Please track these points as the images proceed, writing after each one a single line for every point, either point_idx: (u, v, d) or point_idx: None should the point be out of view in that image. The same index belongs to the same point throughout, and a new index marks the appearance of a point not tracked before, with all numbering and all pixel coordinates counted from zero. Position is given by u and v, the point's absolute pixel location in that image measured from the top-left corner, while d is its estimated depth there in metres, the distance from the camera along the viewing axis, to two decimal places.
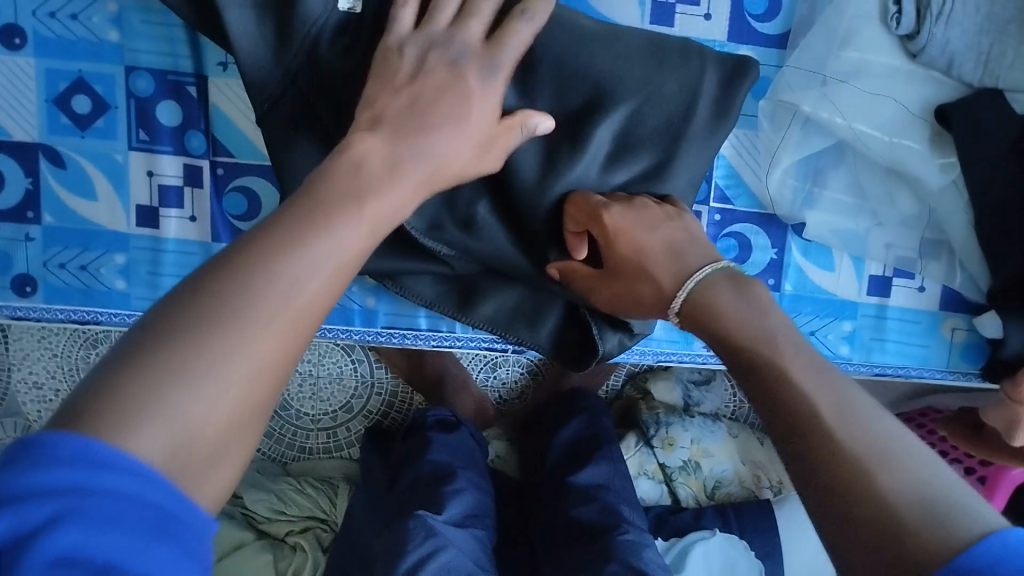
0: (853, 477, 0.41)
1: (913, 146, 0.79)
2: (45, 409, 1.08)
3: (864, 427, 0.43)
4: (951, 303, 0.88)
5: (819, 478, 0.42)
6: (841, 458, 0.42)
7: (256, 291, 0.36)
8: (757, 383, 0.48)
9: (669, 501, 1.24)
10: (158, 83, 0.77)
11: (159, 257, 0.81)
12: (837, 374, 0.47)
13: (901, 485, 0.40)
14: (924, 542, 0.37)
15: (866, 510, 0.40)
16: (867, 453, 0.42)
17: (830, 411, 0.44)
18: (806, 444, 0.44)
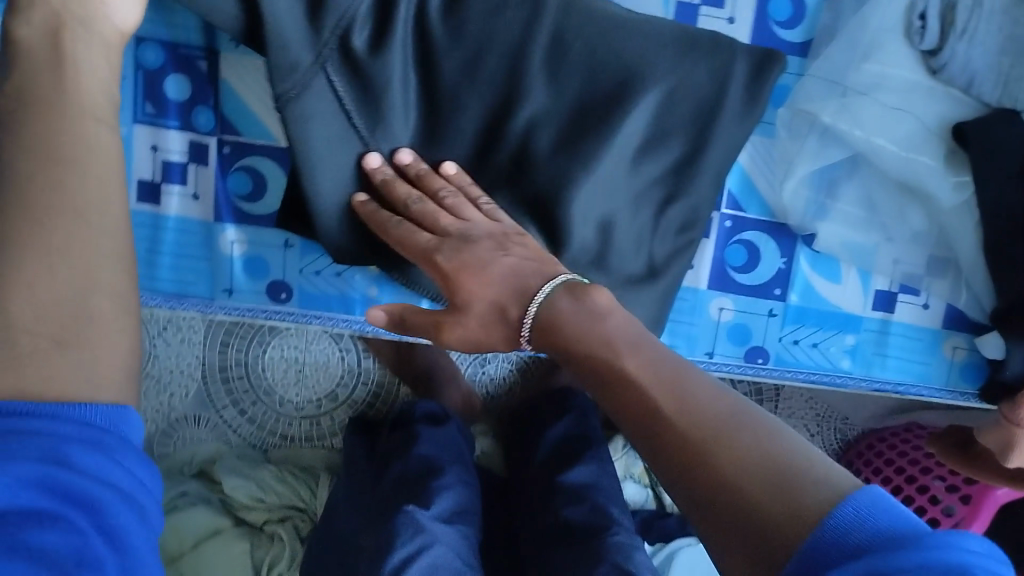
0: (704, 468, 0.46)
1: (928, 162, 0.78)
2: None
3: (701, 413, 0.48)
4: (954, 321, 0.88)
5: (677, 466, 0.47)
6: (690, 448, 0.47)
7: (15, 264, 0.40)
8: (606, 383, 0.55)
9: (654, 505, 1.22)
10: (167, 55, 0.74)
11: (157, 236, 0.79)
12: (672, 364, 0.53)
13: (745, 473, 0.45)
14: (777, 520, 0.42)
15: (727, 504, 0.44)
16: (713, 452, 0.46)
17: (662, 415, 0.49)
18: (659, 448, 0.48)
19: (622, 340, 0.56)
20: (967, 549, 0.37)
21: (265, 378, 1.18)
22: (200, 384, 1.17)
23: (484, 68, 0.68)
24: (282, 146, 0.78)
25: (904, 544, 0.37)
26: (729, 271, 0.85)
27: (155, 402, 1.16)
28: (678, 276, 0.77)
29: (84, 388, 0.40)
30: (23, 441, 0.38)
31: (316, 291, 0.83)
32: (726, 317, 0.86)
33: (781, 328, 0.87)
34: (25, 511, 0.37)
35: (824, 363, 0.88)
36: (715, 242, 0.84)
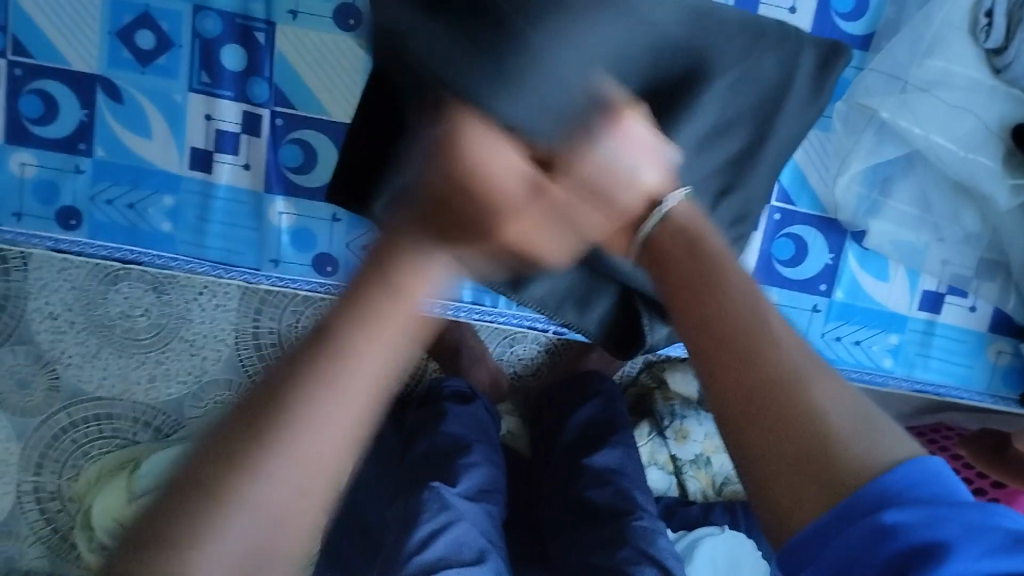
0: (780, 390, 0.35)
1: (987, 163, 0.77)
2: (58, 341, 1.06)
3: (788, 334, 0.38)
4: (1000, 325, 0.87)
5: (744, 389, 0.36)
6: (769, 366, 0.36)
7: (280, 433, 0.31)
8: (671, 288, 0.42)
9: (677, 493, 1.23)
10: (226, 26, 0.75)
11: (207, 203, 0.80)
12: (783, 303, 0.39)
13: (828, 410, 0.35)
14: (853, 464, 0.34)
15: (791, 431, 0.35)
16: (797, 373, 0.36)
17: (758, 319, 0.38)
18: (729, 346, 0.37)
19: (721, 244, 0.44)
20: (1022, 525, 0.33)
21: (295, 348, 1.15)
22: (232, 351, 1.13)
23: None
24: (337, 120, 0.78)
25: (959, 505, 0.33)
26: (776, 264, 0.84)
27: (184, 365, 1.11)
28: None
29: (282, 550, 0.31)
30: None
31: (361, 266, 0.83)
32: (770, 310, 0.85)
33: (824, 324, 0.86)
34: None
35: (865, 361, 0.87)
36: (763, 234, 0.83)
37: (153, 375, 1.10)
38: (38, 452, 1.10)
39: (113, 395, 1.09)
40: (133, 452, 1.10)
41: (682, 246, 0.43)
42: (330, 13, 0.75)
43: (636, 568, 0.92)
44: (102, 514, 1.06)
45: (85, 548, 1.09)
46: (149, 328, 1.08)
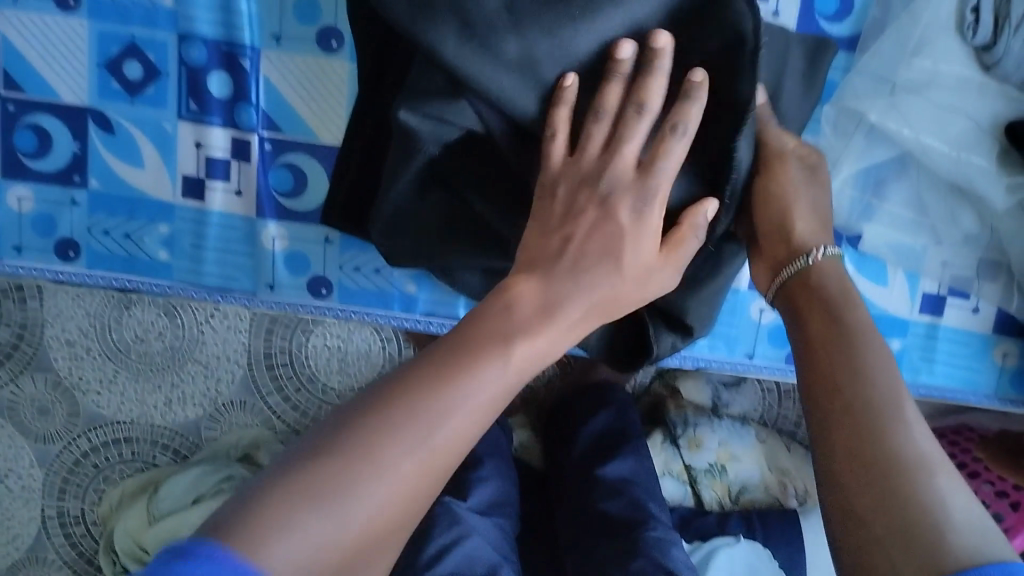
0: (886, 472, 0.48)
1: (980, 163, 0.76)
2: (75, 366, 1.14)
3: (897, 436, 0.49)
4: (1004, 326, 0.85)
5: (849, 462, 0.50)
6: (881, 452, 0.49)
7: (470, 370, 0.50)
8: (821, 391, 0.53)
9: (692, 502, 1.19)
10: (212, 53, 0.76)
11: (202, 231, 0.81)
12: (897, 401, 0.51)
13: (942, 498, 0.47)
14: (954, 555, 0.44)
15: (900, 508, 0.47)
16: (922, 463, 0.48)
17: (892, 402, 0.51)
18: (860, 427, 0.50)
19: (893, 367, 0.53)
20: None
21: (308, 366, 1.16)
22: (245, 371, 1.16)
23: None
24: (324, 143, 0.78)
25: None
26: None
27: (198, 387, 1.16)
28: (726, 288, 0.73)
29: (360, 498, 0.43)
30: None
31: (355, 286, 0.84)
32: (767, 318, 0.85)
33: None
34: None
35: None
36: None
37: (169, 398, 1.16)
38: (65, 475, 1.18)
39: (132, 419, 1.17)
40: (156, 472, 1.17)
41: (824, 312, 0.58)
42: (314, 36, 0.75)
43: None
44: (124, 535, 1.10)
45: (109, 566, 1.12)
46: (163, 352, 1.14)
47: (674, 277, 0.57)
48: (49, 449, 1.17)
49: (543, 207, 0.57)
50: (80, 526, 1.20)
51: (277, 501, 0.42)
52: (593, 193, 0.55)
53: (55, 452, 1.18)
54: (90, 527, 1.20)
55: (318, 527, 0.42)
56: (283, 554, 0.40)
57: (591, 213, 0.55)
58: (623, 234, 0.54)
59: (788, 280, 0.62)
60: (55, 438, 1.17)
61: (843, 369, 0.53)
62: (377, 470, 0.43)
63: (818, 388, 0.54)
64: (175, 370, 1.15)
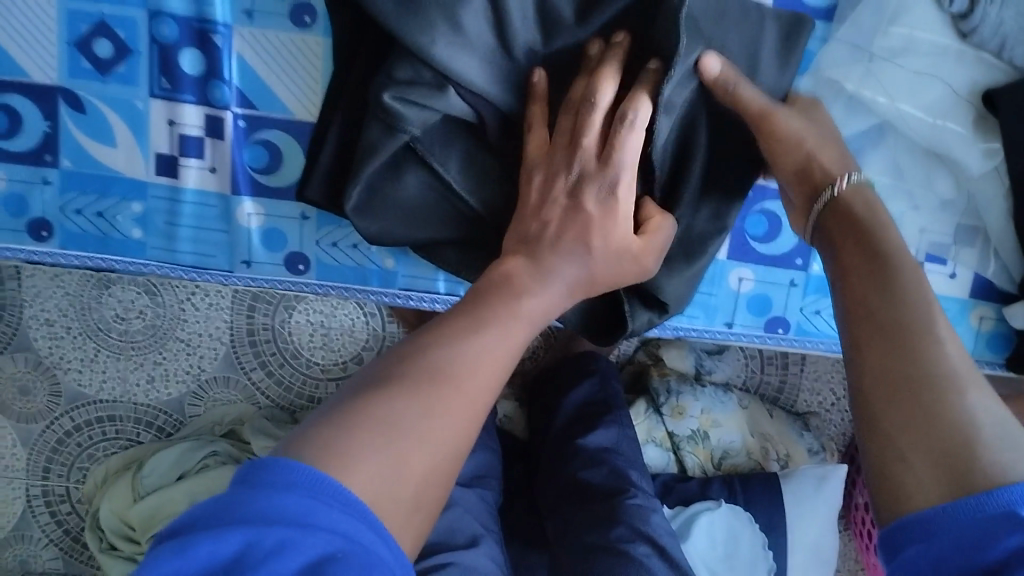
0: (924, 388, 0.50)
1: (956, 129, 0.76)
2: (57, 346, 1.13)
3: (926, 358, 0.52)
4: (981, 290, 0.86)
5: (881, 380, 0.52)
6: (915, 369, 0.51)
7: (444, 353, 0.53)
8: (861, 324, 0.56)
9: (675, 469, 1.20)
10: (183, 29, 0.74)
11: (177, 209, 0.80)
12: (928, 326, 0.53)
13: (975, 412, 0.49)
14: (987, 468, 0.46)
15: (931, 424, 0.49)
16: (953, 381, 0.50)
17: (930, 324, 0.54)
18: (892, 349, 0.53)
19: (928, 293, 0.56)
20: None
21: (292, 342, 1.15)
22: (229, 348, 1.15)
23: (509, 31, 0.63)
24: (298, 120, 0.77)
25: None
26: (750, 242, 0.83)
27: (182, 364, 1.15)
28: (703, 262, 0.73)
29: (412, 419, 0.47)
30: (271, 542, 0.39)
31: (333, 262, 0.84)
32: (746, 288, 0.85)
33: (802, 298, 0.86)
34: (229, 560, 0.39)
35: None
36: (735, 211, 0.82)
37: (152, 375, 1.16)
38: (49, 453, 1.18)
39: (115, 398, 1.16)
40: (140, 449, 1.16)
41: (862, 240, 0.61)
42: (287, 10, 0.74)
43: (630, 545, 0.93)
44: (110, 514, 1.09)
45: (96, 545, 1.12)
46: (144, 330, 1.13)
47: (652, 261, 0.64)
48: (32, 428, 1.17)
49: (524, 194, 0.65)
50: (65, 505, 1.20)
51: (367, 425, 0.46)
52: (565, 183, 0.62)
53: (39, 431, 1.17)
54: (76, 505, 1.19)
55: (414, 444, 0.46)
56: (369, 463, 0.44)
57: (561, 204, 0.62)
58: (594, 226, 0.61)
59: (821, 215, 0.66)
60: (38, 418, 1.17)
61: (888, 298, 0.56)
62: (449, 402, 0.49)
63: (858, 321, 0.56)
64: (158, 349, 1.14)
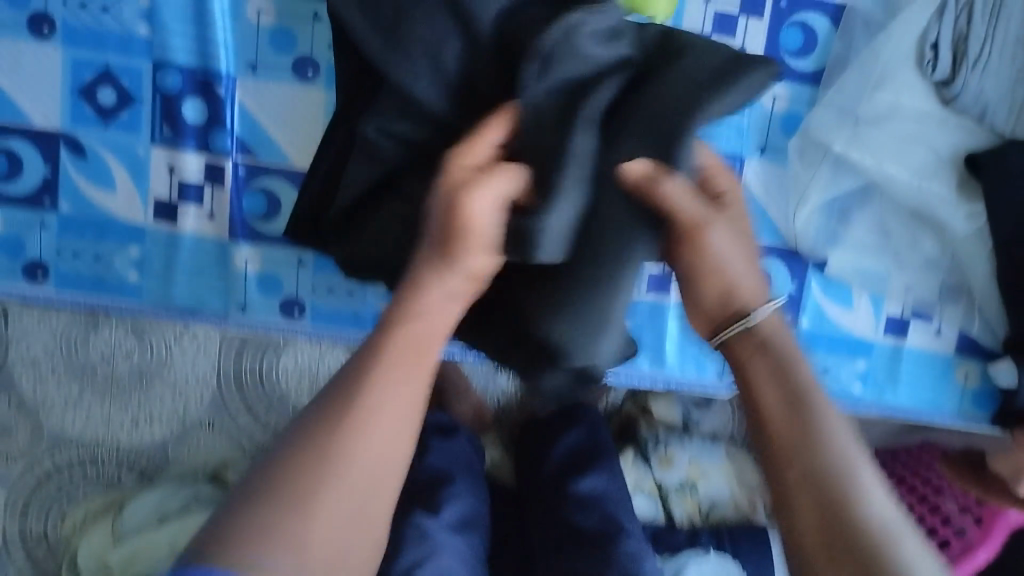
0: (866, 548, 0.44)
1: (940, 191, 0.78)
2: (41, 386, 1.12)
3: (869, 513, 0.46)
4: (966, 348, 0.87)
5: (819, 534, 0.46)
6: (857, 526, 0.45)
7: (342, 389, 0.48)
8: (790, 464, 0.48)
9: (663, 520, 1.18)
10: (186, 80, 0.76)
11: (173, 253, 0.81)
12: (842, 453, 0.48)
13: (915, 574, 0.43)
14: None
15: None
16: (887, 533, 0.45)
17: (844, 459, 0.48)
18: (828, 501, 0.46)
19: (835, 423, 0.49)
20: None
21: (279, 387, 1.15)
22: (215, 392, 1.15)
23: None
24: (296, 170, 0.79)
25: None
26: None
27: (167, 406, 1.15)
28: None
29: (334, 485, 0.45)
30: None
31: (329, 308, 0.84)
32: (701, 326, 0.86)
33: None
34: None
35: (836, 388, 0.87)
36: None
37: (136, 418, 1.15)
38: (28, 495, 1.15)
39: (98, 439, 1.15)
40: (121, 492, 1.14)
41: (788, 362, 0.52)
42: (289, 63, 0.76)
43: None
44: (87, 555, 1.06)
45: None
46: (131, 371, 1.13)
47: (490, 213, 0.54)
48: (13, 468, 1.15)
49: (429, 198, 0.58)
50: (42, 545, 1.16)
51: (281, 515, 0.43)
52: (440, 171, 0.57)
53: (20, 470, 1.15)
54: (52, 548, 1.15)
55: (340, 520, 0.45)
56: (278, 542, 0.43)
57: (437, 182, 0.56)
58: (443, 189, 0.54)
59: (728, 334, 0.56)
60: (19, 458, 1.15)
61: (801, 438, 0.48)
62: (354, 458, 0.45)
63: (772, 467, 0.49)
64: (143, 392, 1.14)
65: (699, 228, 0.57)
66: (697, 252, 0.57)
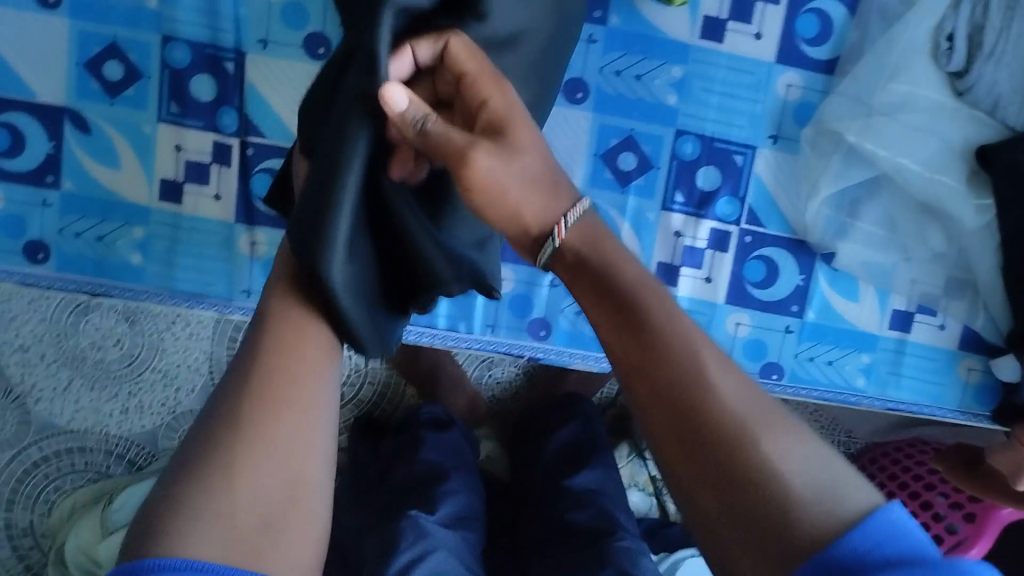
0: (725, 448, 0.37)
1: (951, 183, 0.78)
2: (29, 373, 1.02)
3: (728, 407, 0.38)
4: (969, 343, 0.88)
5: (678, 446, 0.38)
6: (713, 425, 0.37)
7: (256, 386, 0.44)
8: (639, 380, 0.40)
9: (658, 514, 1.19)
10: (195, 56, 0.75)
11: (177, 234, 0.79)
12: (693, 347, 0.40)
13: (780, 464, 0.36)
14: (813, 530, 0.34)
15: (746, 494, 0.36)
16: (746, 426, 0.37)
17: (687, 349, 0.40)
18: (679, 410, 0.38)
19: (677, 313, 0.41)
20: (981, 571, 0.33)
21: None
22: (208, 379, 1.06)
23: None
24: None
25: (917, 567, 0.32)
26: (747, 286, 0.85)
27: (158, 394, 1.06)
28: None
29: (263, 469, 0.41)
30: None
31: None
32: (506, 288, 0.87)
33: (797, 344, 0.86)
34: None
35: (838, 380, 0.87)
36: (733, 256, 0.84)
37: (126, 406, 1.05)
38: (13, 485, 1.04)
39: (87, 428, 1.05)
40: (112, 483, 1.05)
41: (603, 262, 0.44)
42: (300, 42, 0.76)
43: None
44: (76, 548, 0.98)
45: None
46: (122, 359, 1.03)
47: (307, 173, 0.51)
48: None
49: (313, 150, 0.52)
50: (28, 539, 1.06)
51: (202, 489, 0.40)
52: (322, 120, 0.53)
53: (3, 462, 1.04)
54: (39, 540, 1.06)
55: (267, 481, 0.41)
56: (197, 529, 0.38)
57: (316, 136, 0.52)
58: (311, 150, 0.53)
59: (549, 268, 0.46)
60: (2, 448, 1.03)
61: (641, 343, 0.40)
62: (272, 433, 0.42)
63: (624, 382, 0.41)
64: (135, 379, 1.05)
65: (461, 158, 0.46)
66: (466, 187, 0.46)
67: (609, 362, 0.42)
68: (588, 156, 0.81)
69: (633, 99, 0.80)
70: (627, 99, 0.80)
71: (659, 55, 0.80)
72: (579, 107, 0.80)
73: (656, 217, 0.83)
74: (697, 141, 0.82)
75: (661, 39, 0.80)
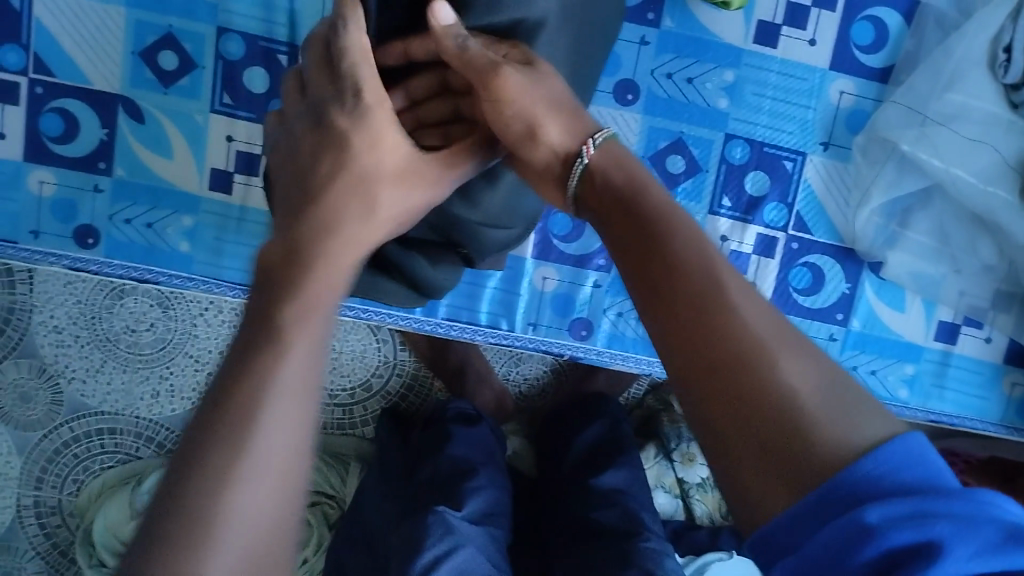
0: (738, 366, 0.35)
1: (1004, 196, 0.76)
2: (63, 354, 1.01)
3: (745, 326, 0.36)
4: (1013, 356, 0.87)
5: (689, 361, 0.37)
6: (726, 344, 0.36)
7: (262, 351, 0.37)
8: (653, 295, 0.39)
9: (683, 516, 1.13)
10: (248, 48, 0.76)
11: (227, 223, 0.80)
12: (709, 266, 0.38)
13: (793, 386, 0.34)
14: (828, 454, 0.33)
15: (756, 413, 0.34)
16: (762, 345, 0.36)
17: (705, 270, 0.38)
18: (692, 327, 0.37)
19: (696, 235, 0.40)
20: (1009, 509, 0.32)
21: None
22: None
23: None
24: None
25: (935, 496, 0.32)
26: (793, 293, 0.84)
27: (190, 378, 1.04)
28: None
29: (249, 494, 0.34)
30: None
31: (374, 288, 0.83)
32: (550, 287, 0.87)
33: (840, 352, 0.86)
34: None
35: (881, 391, 0.87)
36: (780, 262, 0.84)
37: (157, 390, 1.04)
38: (44, 464, 1.03)
39: (118, 410, 1.03)
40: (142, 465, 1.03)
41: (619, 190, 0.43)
42: None
43: None
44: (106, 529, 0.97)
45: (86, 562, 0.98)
46: (155, 343, 1.02)
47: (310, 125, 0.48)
48: (29, 436, 1.02)
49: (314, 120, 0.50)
50: (56, 517, 1.04)
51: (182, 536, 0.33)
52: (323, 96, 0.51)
53: (36, 440, 1.02)
54: (67, 518, 1.04)
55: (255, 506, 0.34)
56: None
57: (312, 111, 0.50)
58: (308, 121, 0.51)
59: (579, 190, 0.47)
60: (36, 426, 1.02)
61: (658, 260, 0.39)
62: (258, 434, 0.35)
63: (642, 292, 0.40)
64: (168, 363, 1.03)
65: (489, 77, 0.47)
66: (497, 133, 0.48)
67: (625, 283, 0.41)
68: (636, 157, 0.80)
69: (684, 101, 0.80)
70: (678, 101, 0.80)
71: (711, 59, 0.80)
72: (629, 108, 0.79)
73: (702, 221, 0.82)
74: (747, 145, 0.81)
75: (714, 42, 0.79)
